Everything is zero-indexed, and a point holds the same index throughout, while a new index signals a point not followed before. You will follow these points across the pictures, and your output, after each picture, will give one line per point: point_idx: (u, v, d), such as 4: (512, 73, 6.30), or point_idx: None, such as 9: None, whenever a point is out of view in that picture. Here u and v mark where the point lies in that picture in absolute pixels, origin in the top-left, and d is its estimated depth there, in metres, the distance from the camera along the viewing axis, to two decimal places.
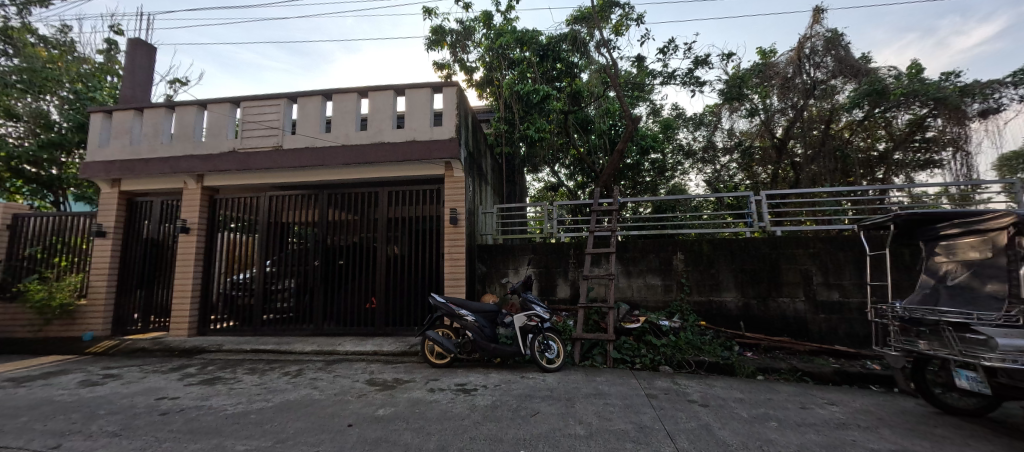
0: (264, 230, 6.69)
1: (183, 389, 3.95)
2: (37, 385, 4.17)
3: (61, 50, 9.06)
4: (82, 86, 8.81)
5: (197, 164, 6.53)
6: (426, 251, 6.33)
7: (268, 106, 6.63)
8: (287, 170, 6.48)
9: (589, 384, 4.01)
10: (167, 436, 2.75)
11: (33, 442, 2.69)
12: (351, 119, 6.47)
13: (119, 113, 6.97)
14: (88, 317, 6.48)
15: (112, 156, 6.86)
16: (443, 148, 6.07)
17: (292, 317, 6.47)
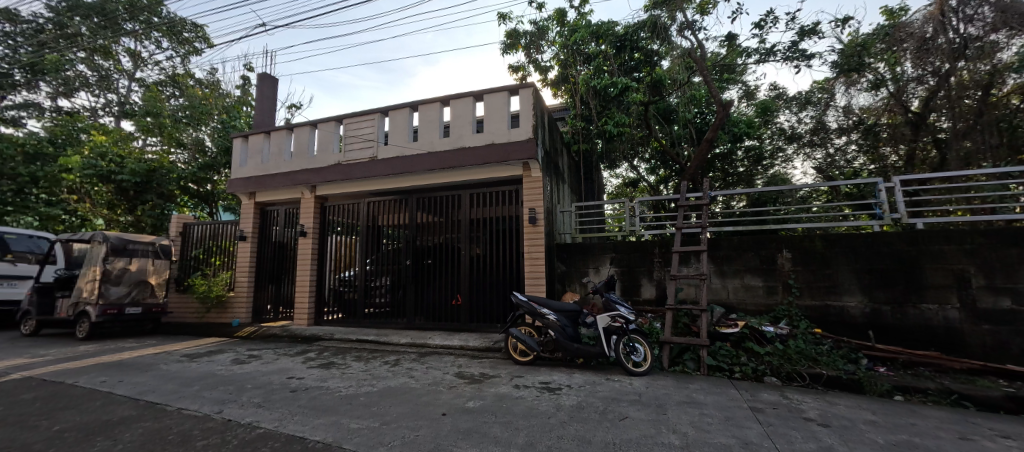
0: (364, 233, 7.46)
1: (306, 370, 4.58)
2: (204, 360, 5.16)
3: (211, 90, 11.37)
4: (227, 116, 10.71)
5: (311, 176, 7.51)
6: (506, 251, 6.49)
7: (365, 121, 7.37)
8: (381, 178, 7.13)
9: (681, 391, 3.77)
10: (297, 410, 3.22)
11: (204, 407, 3.34)
12: (435, 127, 6.90)
13: (252, 137, 8.29)
14: (235, 307, 7.83)
15: (248, 173, 8.20)
16: (520, 149, 6.19)
17: (389, 311, 7.12)
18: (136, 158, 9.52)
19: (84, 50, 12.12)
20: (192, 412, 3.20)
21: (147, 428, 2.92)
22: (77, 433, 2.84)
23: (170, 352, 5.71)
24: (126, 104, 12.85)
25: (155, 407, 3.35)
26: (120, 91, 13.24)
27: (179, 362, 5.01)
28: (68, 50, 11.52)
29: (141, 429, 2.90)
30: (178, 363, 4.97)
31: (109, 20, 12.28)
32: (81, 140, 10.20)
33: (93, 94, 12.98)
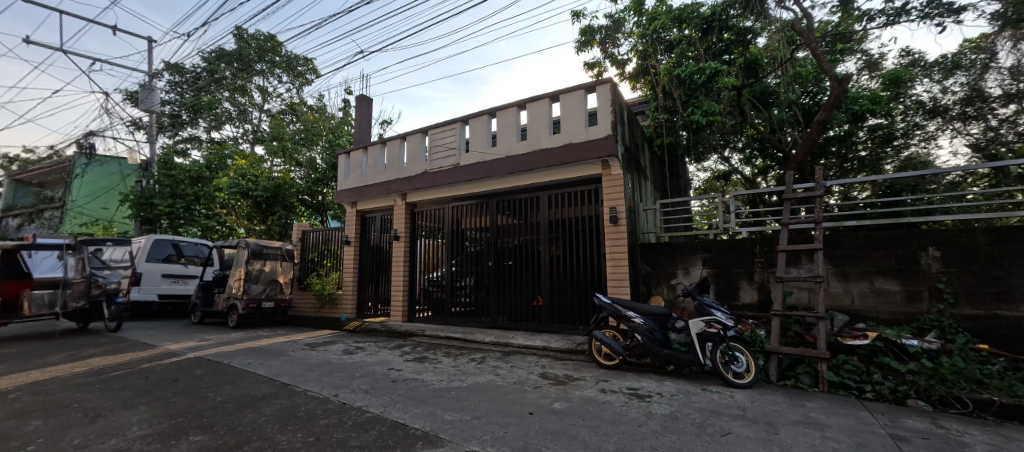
0: (450, 236, 7.89)
1: (403, 363, 4.99)
2: (321, 349, 5.90)
3: (321, 114, 13.01)
4: (333, 136, 12.15)
5: (402, 185, 8.16)
6: (586, 251, 6.37)
7: (448, 131, 7.81)
8: (464, 183, 7.48)
9: (795, 408, 3.34)
10: (398, 399, 3.52)
11: (323, 390, 3.82)
12: (513, 131, 7.05)
13: (353, 153, 9.27)
14: (343, 303, 8.82)
15: (351, 185, 9.19)
16: (599, 147, 6.04)
17: (474, 310, 7.42)
18: (266, 176, 11.22)
19: (228, 90, 14.69)
20: (314, 394, 3.68)
21: (282, 405, 3.43)
22: (233, 405, 3.45)
23: (296, 341, 6.63)
24: (258, 132, 15.26)
25: (287, 387, 3.92)
26: (253, 121, 15.77)
27: (302, 350, 5.80)
28: (217, 91, 14.04)
29: (277, 405, 3.41)
30: (302, 351, 5.76)
31: (243, 63, 14.67)
32: (227, 164, 12.33)
33: (234, 126, 15.63)
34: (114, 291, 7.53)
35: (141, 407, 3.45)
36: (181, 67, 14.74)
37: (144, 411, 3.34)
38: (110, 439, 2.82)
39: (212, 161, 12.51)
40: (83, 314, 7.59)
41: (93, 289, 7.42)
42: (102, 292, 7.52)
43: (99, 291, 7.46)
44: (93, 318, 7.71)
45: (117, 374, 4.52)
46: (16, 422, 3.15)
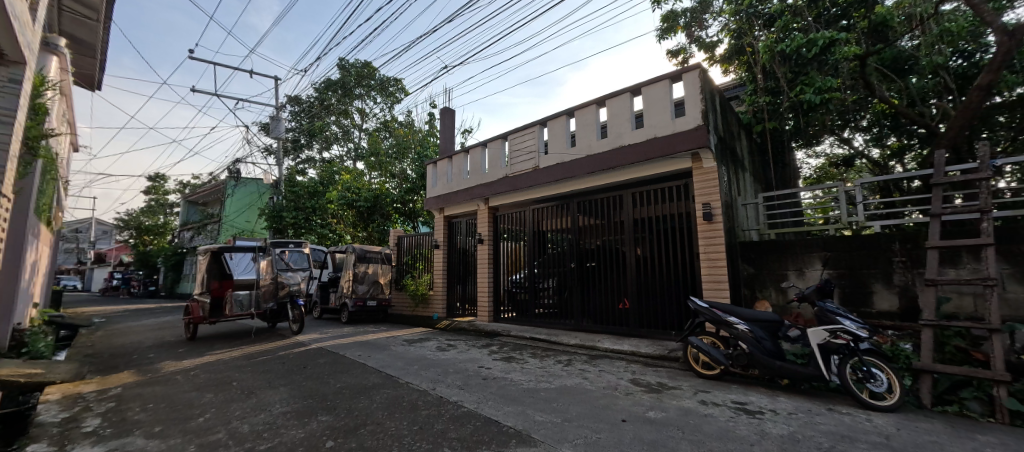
0: (531, 238, 7.99)
1: (493, 361, 5.16)
2: (418, 345, 6.38)
3: (411, 128, 14.12)
4: (421, 148, 13.09)
5: (485, 191, 8.48)
6: (676, 251, 5.97)
7: (527, 134, 7.93)
8: (544, 185, 7.52)
9: (959, 441, 2.74)
10: (490, 396, 3.66)
11: (423, 383, 4.13)
12: (592, 130, 6.91)
13: (440, 162, 9.88)
14: (435, 303, 9.42)
15: (439, 193, 9.79)
16: (687, 138, 5.63)
17: (556, 312, 7.41)
18: (366, 188, 12.46)
19: (334, 114, 16.67)
20: (415, 386, 4.00)
21: (388, 394, 3.78)
22: (349, 392, 3.89)
23: (396, 337, 7.25)
24: (359, 149, 17.04)
25: (392, 379, 4.31)
26: (355, 140, 17.68)
27: (402, 346, 6.33)
28: (326, 116, 16.02)
29: (385, 394, 3.77)
30: (402, 346, 6.28)
31: (345, 89, 16.51)
32: (335, 179, 13.95)
33: (340, 145, 17.64)
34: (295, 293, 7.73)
35: (280, 388, 4.07)
36: (299, 98, 17.12)
37: (283, 391, 3.94)
38: (261, 413, 3.38)
39: (324, 177, 14.26)
40: (271, 316, 7.90)
41: (279, 290, 7.78)
42: (286, 293, 7.92)
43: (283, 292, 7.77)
44: (279, 319, 8.01)
45: (261, 359, 5.38)
46: (196, 394, 3.93)
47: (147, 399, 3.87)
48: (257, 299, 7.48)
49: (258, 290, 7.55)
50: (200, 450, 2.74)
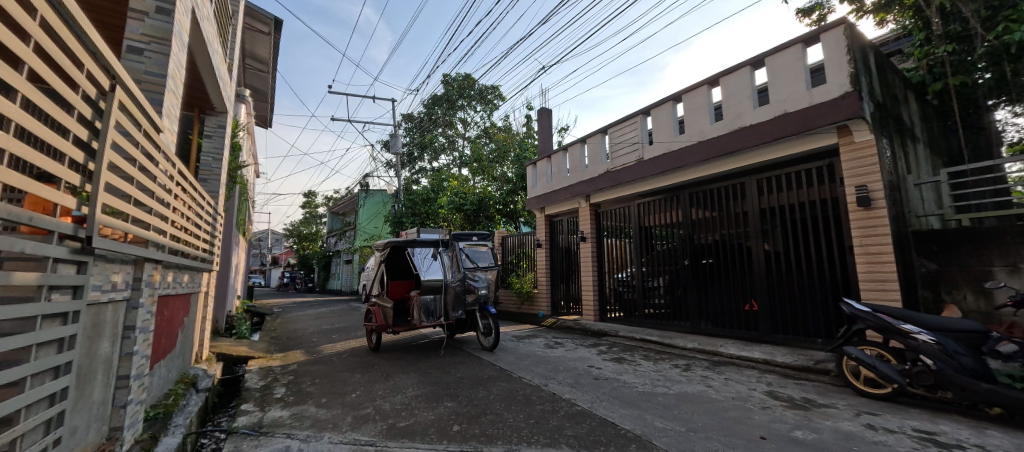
0: (637, 235, 7.61)
1: (603, 361, 5.04)
2: (527, 342, 6.57)
3: (510, 133, 14.61)
4: (521, 150, 13.44)
5: (586, 187, 8.31)
6: (819, 245, 5.12)
7: (628, 125, 7.56)
8: (650, 178, 7.08)
9: None
10: (603, 396, 3.58)
11: (535, 379, 4.24)
12: (705, 113, 6.28)
13: (539, 162, 9.96)
14: (540, 301, 9.54)
15: (539, 192, 9.90)
16: (830, 110, 4.76)
17: (669, 313, 6.93)
18: (472, 192, 13.21)
19: (441, 126, 18.08)
20: (528, 381, 4.12)
21: (503, 387, 3.96)
22: (469, 382, 4.17)
23: (506, 333, 7.56)
24: (464, 157, 18.21)
25: (506, 373, 4.50)
26: (459, 148, 18.93)
27: (512, 341, 6.57)
28: (434, 128, 17.46)
29: (501, 387, 3.97)
30: (512, 342, 6.51)
31: (449, 102, 17.82)
32: (444, 186, 15.08)
33: (447, 155, 19.02)
34: (487, 300, 5.89)
35: (410, 374, 4.55)
36: (411, 116, 18.96)
37: (413, 377, 4.40)
38: (398, 395, 3.83)
39: (434, 185, 15.51)
40: (457, 327, 6.10)
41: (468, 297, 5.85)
42: (476, 300, 5.96)
43: (472, 299, 5.91)
44: (466, 330, 6.17)
45: (392, 348, 6.08)
46: (348, 375, 4.63)
47: (313, 376, 4.68)
48: (443, 305, 5.81)
49: (445, 295, 5.82)
50: (355, 422, 3.23)
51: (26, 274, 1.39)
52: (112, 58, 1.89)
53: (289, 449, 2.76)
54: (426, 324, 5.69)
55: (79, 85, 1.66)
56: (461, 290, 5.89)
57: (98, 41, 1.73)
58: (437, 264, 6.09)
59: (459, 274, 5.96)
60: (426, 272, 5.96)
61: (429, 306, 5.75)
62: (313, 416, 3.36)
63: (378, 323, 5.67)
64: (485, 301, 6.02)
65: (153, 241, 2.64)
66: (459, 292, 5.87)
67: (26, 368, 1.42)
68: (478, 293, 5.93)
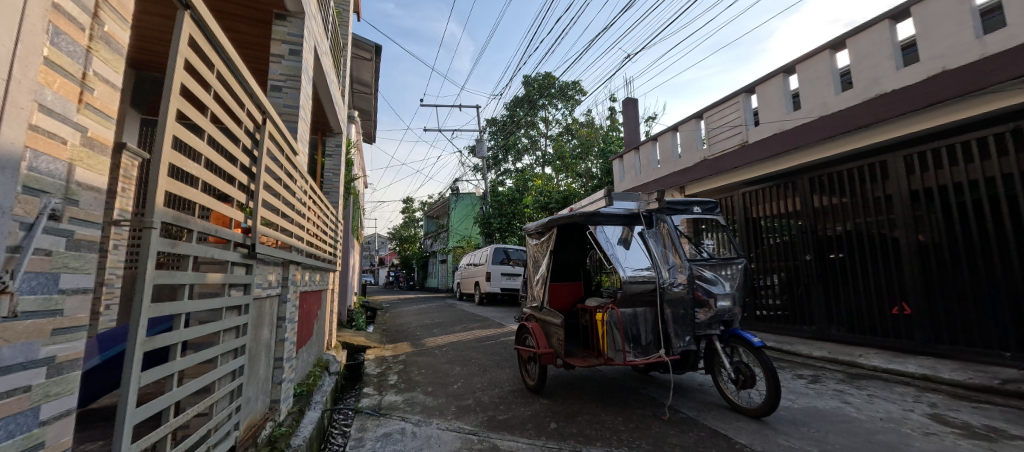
0: (741, 227, 6.85)
1: None
2: None
3: (594, 128, 14.26)
4: (605, 144, 12.98)
5: (680, 178, 7.70)
6: (1001, 234, 4.08)
7: (728, 107, 6.84)
8: (757, 164, 6.32)
9: None
10: (711, 405, 3.32)
11: (632, 381, 4.08)
12: (827, 83, 5.41)
13: (626, 155, 9.51)
14: None
15: (628, 186, 9.45)
16: (1013, 60, 3.76)
17: (787, 315, 6.11)
18: (556, 190, 13.19)
19: (524, 127, 18.33)
20: (625, 384, 3.99)
21: (598, 388, 3.88)
22: (564, 381, 4.17)
23: None
24: (547, 155, 18.28)
25: (601, 373, 4.39)
26: (542, 148, 19.01)
27: None
28: (517, 130, 17.75)
29: (597, 387, 3.89)
30: None
31: (531, 102, 18.03)
32: (529, 185, 15.30)
33: (530, 155, 19.27)
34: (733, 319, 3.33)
35: (506, 370, 4.70)
36: (495, 120, 19.55)
37: (509, 372, 4.54)
38: (495, 389, 3.99)
39: (519, 185, 15.79)
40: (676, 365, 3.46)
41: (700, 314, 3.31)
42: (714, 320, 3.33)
43: (706, 319, 3.33)
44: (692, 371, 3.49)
45: (487, 343, 6.34)
46: (449, 367, 4.94)
47: (419, 366, 5.09)
48: (654, 327, 3.33)
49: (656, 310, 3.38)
50: (459, 411, 3.44)
51: (214, 275, 1.76)
52: (264, 97, 2.26)
53: (404, 431, 3.06)
54: (634, 360, 3.24)
55: (242, 120, 2.03)
56: (689, 301, 3.35)
57: (255, 85, 2.10)
58: (639, 250, 3.60)
59: (684, 272, 3.42)
60: (626, 262, 3.48)
61: (633, 328, 3.29)
62: (422, 403, 3.67)
63: (542, 349, 3.61)
64: (730, 322, 3.39)
65: (294, 246, 3.11)
66: (685, 304, 3.33)
67: (217, 349, 1.79)
68: (717, 307, 3.34)
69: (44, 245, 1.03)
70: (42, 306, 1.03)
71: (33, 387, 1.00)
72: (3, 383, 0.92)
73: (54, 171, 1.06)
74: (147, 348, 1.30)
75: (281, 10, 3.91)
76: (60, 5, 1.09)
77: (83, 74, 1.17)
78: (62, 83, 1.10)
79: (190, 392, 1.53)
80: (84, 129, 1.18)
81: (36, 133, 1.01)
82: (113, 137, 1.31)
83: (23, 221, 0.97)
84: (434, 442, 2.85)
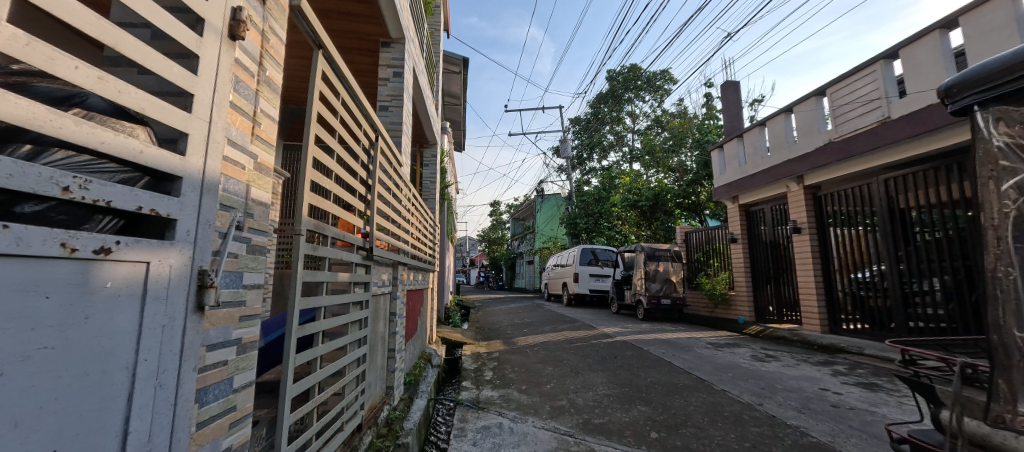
0: (883, 222, 5.68)
1: (842, 385, 3.97)
2: (728, 351, 5.68)
3: (687, 118, 13.25)
4: (701, 134, 11.92)
5: (797, 166, 6.65)
6: None
7: (863, 78, 5.70)
8: (900, 144, 5.16)
9: None
10: (850, 430, 2.90)
11: (745, 395, 3.68)
12: (1009, 34, 4.17)
13: (728, 144, 8.62)
14: (738, 304, 8.11)
15: (730, 179, 8.51)
16: None
17: (952, 329, 4.94)
18: (646, 187, 12.52)
19: (609, 124, 17.78)
20: (736, 397, 3.62)
21: (704, 399, 3.59)
22: (663, 388, 3.94)
23: (699, 338, 6.71)
24: (634, 151, 17.48)
25: (705, 383, 4.06)
26: (629, 143, 18.22)
27: (708, 349, 5.80)
28: (601, 127, 17.28)
29: (702, 399, 3.60)
30: (708, 349, 5.77)
31: (615, 97, 17.40)
32: (616, 183, 14.73)
33: (616, 151, 18.57)
34: None
35: (599, 373, 4.60)
36: (578, 118, 19.30)
37: (603, 376, 4.43)
38: (589, 392, 3.93)
39: (605, 183, 15.30)
40: None
41: None
42: None
43: None
44: None
45: (579, 345, 6.25)
46: (541, 367, 5.00)
47: (512, 364, 5.23)
48: None
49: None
50: (554, 411, 3.46)
51: (344, 275, 2.03)
52: (377, 117, 2.53)
53: (502, 425, 3.17)
54: None
55: (360, 138, 2.30)
56: None
57: (370, 107, 2.37)
58: None
59: None
60: None
61: None
62: (517, 400, 3.77)
63: None
64: None
65: (402, 249, 3.42)
66: None
67: (347, 338, 2.07)
68: None
69: (232, 249, 1.29)
70: (234, 298, 1.30)
71: (229, 361, 1.27)
72: (213, 356, 1.19)
73: (238, 191, 1.34)
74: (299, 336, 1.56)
75: (386, 38, 4.37)
76: (240, 59, 1.36)
77: (253, 112, 1.45)
78: (242, 121, 1.37)
79: (329, 374, 1.79)
80: (255, 156, 1.46)
81: (228, 162, 1.28)
82: (272, 160, 1.59)
83: (220, 231, 1.24)
84: (531, 440, 2.90)
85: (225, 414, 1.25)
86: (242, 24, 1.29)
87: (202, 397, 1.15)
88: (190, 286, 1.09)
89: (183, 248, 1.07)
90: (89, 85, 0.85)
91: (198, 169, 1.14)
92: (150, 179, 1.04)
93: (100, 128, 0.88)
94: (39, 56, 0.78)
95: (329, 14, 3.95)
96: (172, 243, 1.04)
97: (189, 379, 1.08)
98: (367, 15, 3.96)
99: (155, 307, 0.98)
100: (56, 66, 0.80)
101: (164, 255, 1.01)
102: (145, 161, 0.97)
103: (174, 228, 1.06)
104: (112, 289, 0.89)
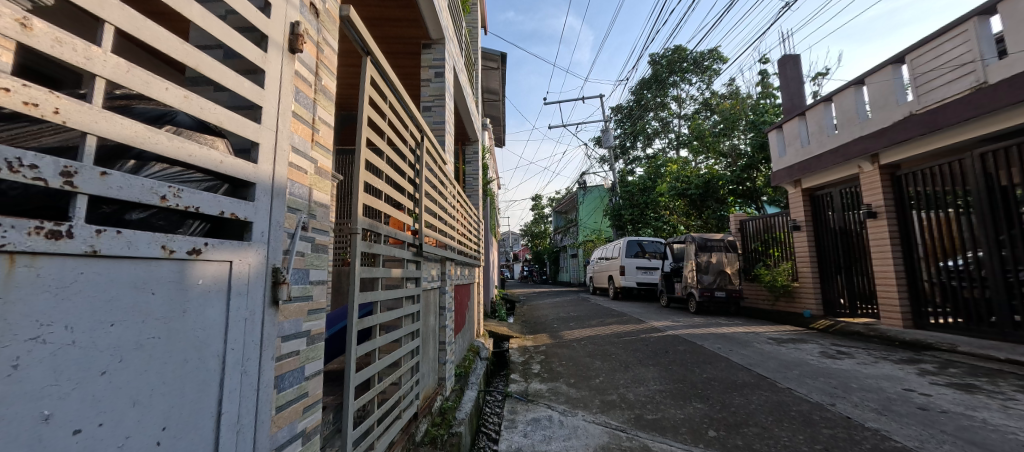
0: (980, 202, 5.02)
1: (930, 386, 3.57)
2: (792, 347, 5.30)
3: (738, 99, 12.47)
4: (753, 115, 11.18)
5: (870, 144, 6.03)
6: None
7: (951, 40, 5.06)
8: (1002, 113, 4.51)
9: None
10: (942, 436, 2.60)
11: (814, 394, 3.43)
12: None
13: (789, 123, 7.98)
14: (804, 297, 7.53)
15: (791, 162, 7.89)
16: None
17: None
18: (696, 175, 11.91)
19: (653, 111, 17.15)
20: (803, 396, 3.38)
21: (766, 398, 3.38)
22: (721, 385, 3.77)
23: (759, 333, 6.32)
24: (681, 137, 16.74)
25: (767, 380, 3.83)
26: (675, 129, 17.48)
27: (770, 344, 5.45)
28: (644, 114, 16.70)
29: (765, 397, 3.40)
30: (770, 345, 5.42)
31: (659, 82, 16.69)
32: (662, 172, 14.20)
33: (661, 139, 17.90)
34: None
35: (650, 367, 4.48)
36: (620, 107, 18.75)
37: (654, 371, 4.31)
38: (641, 387, 3.84)
39: (651, 172, 14.78)
40: None
41: None
42: None
43: None
44: None
45: (627, 339, 6.11)
46: (590, 360, 4.95)
47: (559, 358, 5.23)
48: None
49: None
50: (604, 406, 3.42)
51: (396, 271, 2.12)
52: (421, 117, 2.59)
53: (552, 418, 3.18)
54: None
55: (407, 139, 2.37)
56: None
57: (416, 108, 2.44)
58: None
59: None
60: None
61: None
62: (566, 394, 3.77)
63: None
64: None
65: (449, 245, 3.51)
66: None
67: (401, 331, 2.16)
68: None
69: (299, 248, 1.40)
70: (303, 293, 1.40)
71: (300, 351, 1.38)
72: (286, 347, 1.29)
73: (302, 194, 1.43)
74: (359, 328, 1.66)
75: (427, 40, 4.47)
76: (299, 71, 1.45)
77: (312, 119, 1.54)
78: (303, 129, 1.47)
79: (386, 364, 1.89)
80: (315, 161, 1.56)
81: (293, 168, 1.39)
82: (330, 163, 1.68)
83: (289, 231, 1.34)
84: (581, 434, 2.89)
85: (299, 399, 1.37)
86: (300, 37, 1.38)
87: (279, 384, 1.26)
88: (265, 282, 1.19)
89: (258, 248, 1.17)
90: (176, 104, 0.95)
91: (269, 176, 1.24)
92: (229, 186, 1.14)
93: (186, 142, 0.97)
94: (137, 80, 0.87)
95: (374, 22, 4.10)
96: (249, 243, 1.14)
97: (269, 367, 1.19)
98: (409, 19, 4.08)
99: (238, 301, 1.08)
100: (151, 88, 0.89)
101: (243, 254, 1.12)
102: (224, 170, 1.07)
103: (250, 230, 1.16)
104: (203, 285, 0.99)
